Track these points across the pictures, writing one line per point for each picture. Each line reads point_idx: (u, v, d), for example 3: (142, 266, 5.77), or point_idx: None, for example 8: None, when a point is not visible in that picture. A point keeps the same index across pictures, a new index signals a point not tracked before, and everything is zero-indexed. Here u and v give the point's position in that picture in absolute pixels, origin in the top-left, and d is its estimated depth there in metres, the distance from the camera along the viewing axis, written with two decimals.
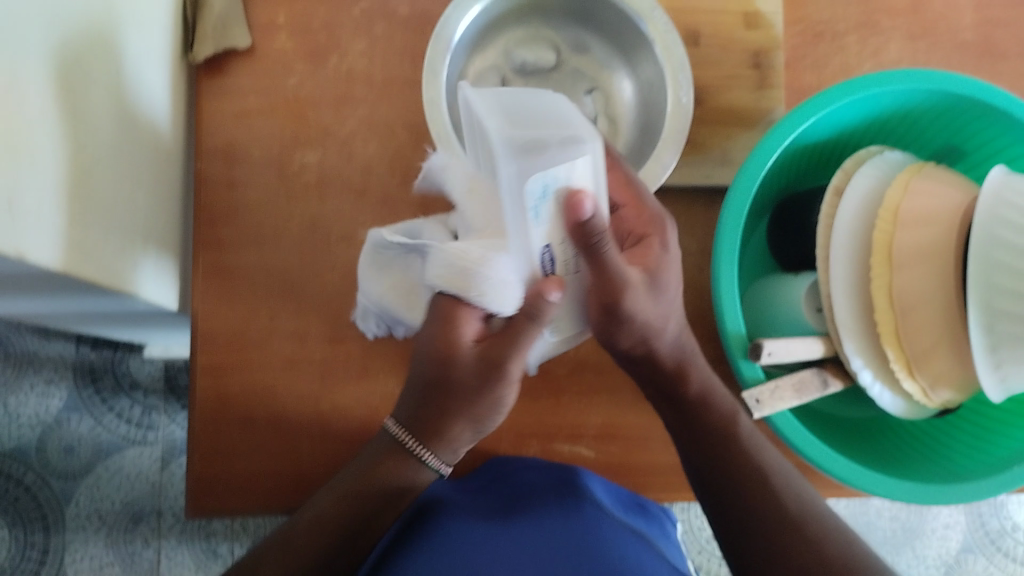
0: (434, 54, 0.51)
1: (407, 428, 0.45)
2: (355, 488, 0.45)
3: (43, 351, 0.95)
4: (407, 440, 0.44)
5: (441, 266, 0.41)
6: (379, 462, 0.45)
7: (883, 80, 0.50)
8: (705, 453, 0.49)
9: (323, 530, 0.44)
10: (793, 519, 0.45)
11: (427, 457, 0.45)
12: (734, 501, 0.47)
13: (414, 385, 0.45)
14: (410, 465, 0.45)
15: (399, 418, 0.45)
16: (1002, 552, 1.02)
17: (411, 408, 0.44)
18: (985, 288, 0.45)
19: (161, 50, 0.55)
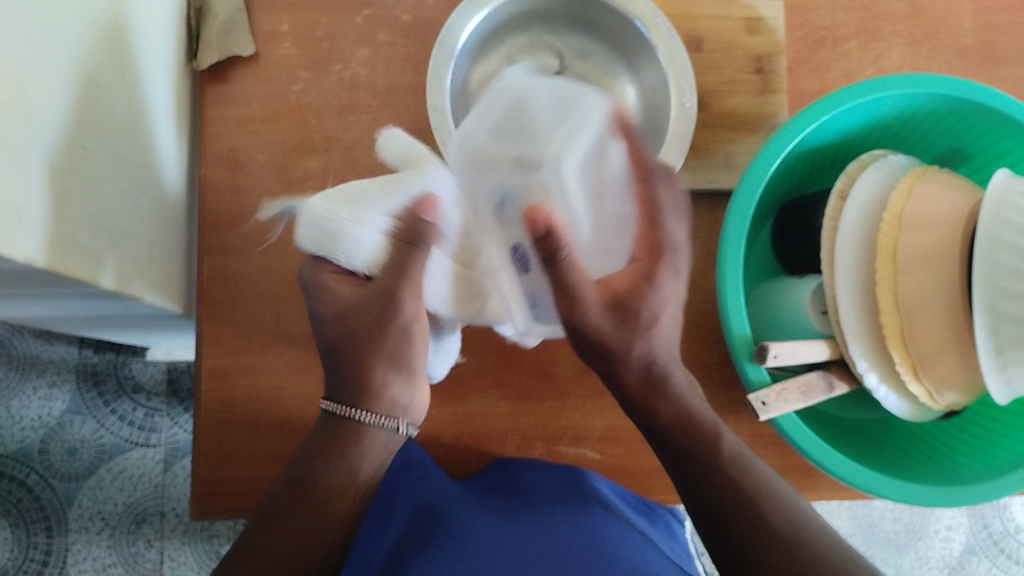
0: (439, 62, 0.52)
1: (337, 402, 0.43)
2: (309, 472, 0.42)
3: (45, 354, 0.94)
4: (347, 411, 0.43)
5: (307, 228, 0.42)
6: (326, 447, 0.42)
7: (886, 85, 0.50)
8: (686, 468, 0.44)
9: (282, 540, 0.40)
10: (785, 538, 0.40)
11: (363, 416, 0.42)
12: (722, 515, 0.41)
13: (328, 358, 0.44)
14: (354, 438, 0.42)
15: (332, 395, 0.43)
16: (1004, 554, 1.02)
17: (337, 380, 0.43)
18: (992, 291, 0.45)
19: (165, 57, 0.55)
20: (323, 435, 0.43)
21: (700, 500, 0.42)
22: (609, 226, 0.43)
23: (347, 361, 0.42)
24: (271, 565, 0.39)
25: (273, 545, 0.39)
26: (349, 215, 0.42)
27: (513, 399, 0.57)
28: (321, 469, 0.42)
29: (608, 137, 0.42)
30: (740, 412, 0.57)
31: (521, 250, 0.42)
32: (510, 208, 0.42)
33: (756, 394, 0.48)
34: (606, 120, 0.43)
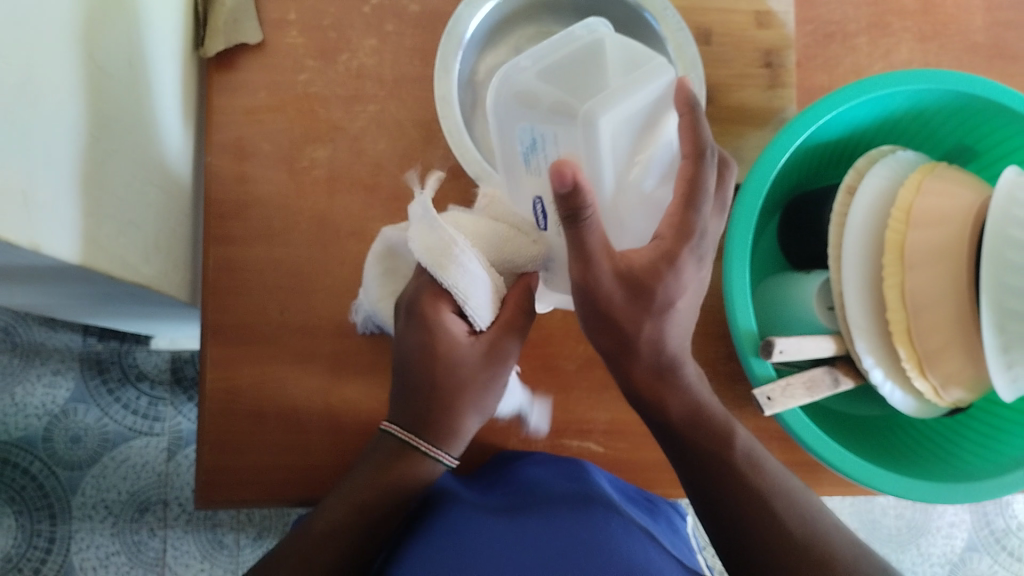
0: (446, 53, 0.51)
1: (410, 430, 0.45)
2: (371, 492, 0.45)
3: (49, 342, 0.94)
4: (415, 441, 0.45)
5: (439, 254, 0.42)
6: (389, 466, 0.46)
7: (896, 80, 0.50)
8: (696, 467, 0.44)
9: (332, 550, 0.44)
10: (797, 542, 0.42)
11: (440, 456, 0.45)
12: (734, 516, 0.43)
13: (403, 389, 0.46)
14: (420, 465, 0.45)
15: (400, 420, 0.46)
16: (1006, 551, 1.02)
17: (415, 413, 0.45)
18: (1000, 288, 0.45)
19: (172, 44, 0.55)
20: (387, 454, 0.46)
21: (714, 513, 0.43)
22: (642, 206, 0.38)
23: (423, 399, 0.45)
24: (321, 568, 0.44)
25: (318, 540, 0.45)
26: (474, 258, 0.42)
27: None
28: (383, 488, 0.45)
29: (665, 109, 0.36)
30: (745, 406, 0.57)
31: (542, 204, 0.41)
32: (539, 155, 0.38)
33: (760, 389, 0.48)
34: (665, 94, 0.35)
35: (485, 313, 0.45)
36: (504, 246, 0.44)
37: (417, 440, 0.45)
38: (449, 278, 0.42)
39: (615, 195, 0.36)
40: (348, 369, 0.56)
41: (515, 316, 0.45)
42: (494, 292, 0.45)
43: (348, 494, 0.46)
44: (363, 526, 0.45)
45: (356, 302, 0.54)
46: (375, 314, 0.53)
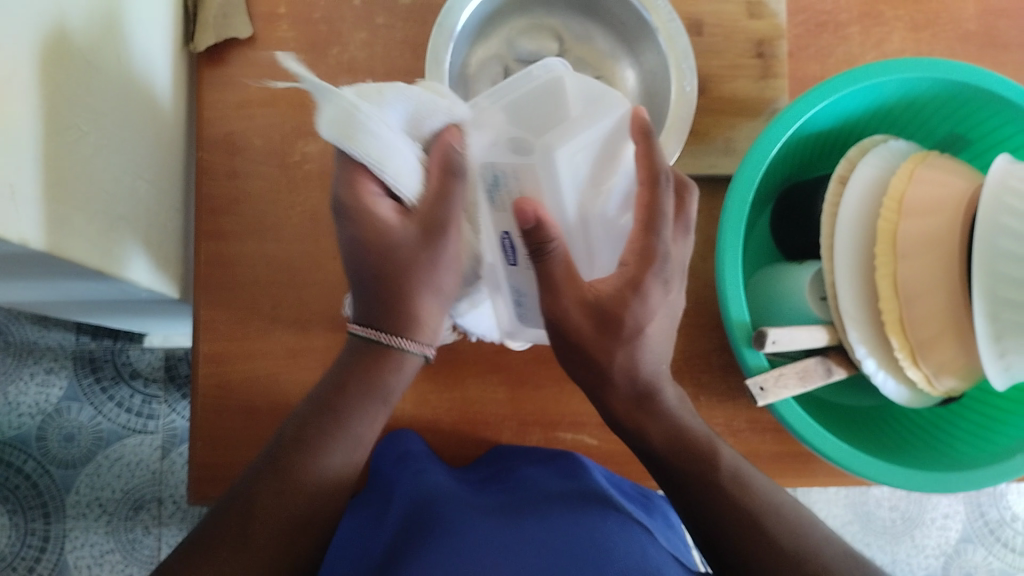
0: (437, 45, 0.51)
1: (371, 324, 0.43)
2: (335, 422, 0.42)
3: (42, 340, 0.94)
4: (381, 336, 0.42)
5: (340, 118, 0.37)
6: (358, 368, 0.43)
7: (888, 68, 0.50)
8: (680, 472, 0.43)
9: (308, 483, 0.40)
10: (783, 547, 0.40)
11: (404, 345, 0.42)
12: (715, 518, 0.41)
13: (355, 284, 0.43)
14: (391, 366, 0.43)
15: (362, 317, 0.43)
16: (1001, 543, 1.02)
17: (371, 306, 0.42)
18: (992, 276, 0.45)
19: (162, 39, 0.55)
20: (355, 361, 0.43)
21: (696, 514, 0.42)
22: (607, 235, 0.39)
23: (385, 294, 0.41)
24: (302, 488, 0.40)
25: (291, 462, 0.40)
26: (382, 123, 0.38)
27: (512, 385, 0.57)
28: (358, 393, 0.42)
29: (623, 138, 0.38)
30: (738, 397, 0.57)
31: (511, 240, 0.40)
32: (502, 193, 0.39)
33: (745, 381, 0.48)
34: (618, 127, 0.37)
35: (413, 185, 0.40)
36: (422, 120, 0.39)
37: (383, 335, 0.42)
38: (359, 150, 0.37)
39: (578, 224, 0.38)
40: None
41: (443, 180, 0.39)
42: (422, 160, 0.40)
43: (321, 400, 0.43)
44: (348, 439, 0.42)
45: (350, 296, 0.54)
46: None
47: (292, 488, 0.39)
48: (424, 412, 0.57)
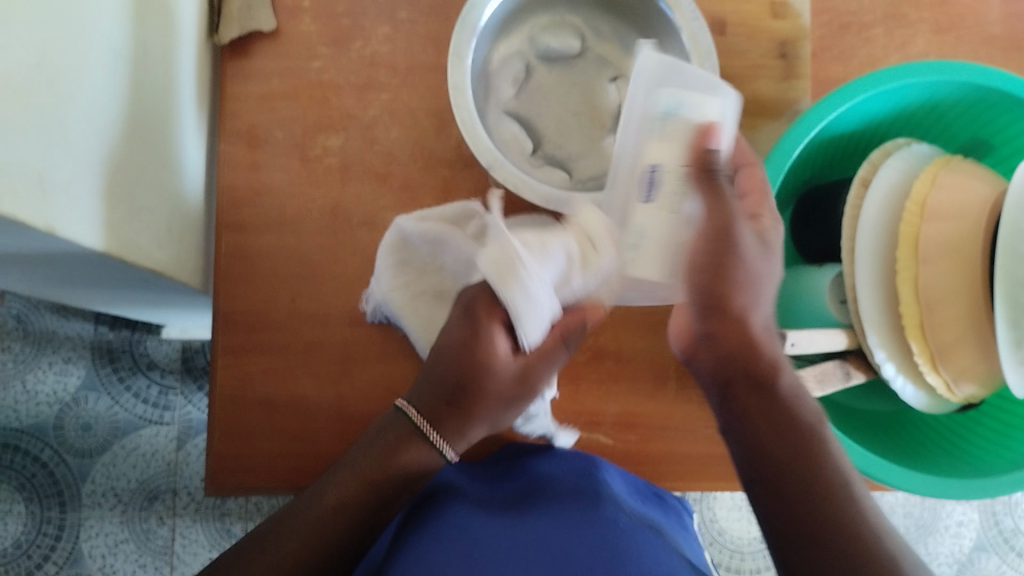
0: (460, 40, 0.51)
1: (427, 418, 0.47)
2: (379, 477, 0.46)
3: (61, 330, 0.95)
4: (426, 429, 0.47)
5: (504, 267, 0.42)
6: (398, 448, 0.47)
7: (913, 71, 0.49)
8: (777, 441, 0.41)
9: (341, 516, 0.45)
10: (862, 535, 0.37)
11: (444, 450, 0.48)
12: (801, 500, 0.38)
13: (433, 378, 0.48)
14: (417, 451, 0.47)
15: (418, 404, 0.48)
16: (1015, 552, 1.02)
17: (436, 401, 0.47)
18: (1015, 282, 0.44)
19: (187, 30, 0.55)
20: (394, 440, 0.47)
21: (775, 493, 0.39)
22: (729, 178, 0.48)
23: (452, 398, 0.47)
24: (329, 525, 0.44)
25: (325, 505, 0.45)
26: (540, 282, 0.42)
27: None
28: (388, 466, 0.46)
29: None
30: None
31: (658, 172, 0.45)
32: (671, 124, 0.46)
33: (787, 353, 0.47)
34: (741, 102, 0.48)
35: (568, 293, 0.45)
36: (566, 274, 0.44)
37: (429, 431, 0.47)
38: (511, 297, 0.42)
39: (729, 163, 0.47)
40: (357, 358, 0.56)
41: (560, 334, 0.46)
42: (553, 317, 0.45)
43: (350, 465, 0.47)
44: (371, 494, 0.46)
45: (368, 291, 0.55)
46: (386, 305, 0.54)
47: (321, 523, 0.44)
48: None
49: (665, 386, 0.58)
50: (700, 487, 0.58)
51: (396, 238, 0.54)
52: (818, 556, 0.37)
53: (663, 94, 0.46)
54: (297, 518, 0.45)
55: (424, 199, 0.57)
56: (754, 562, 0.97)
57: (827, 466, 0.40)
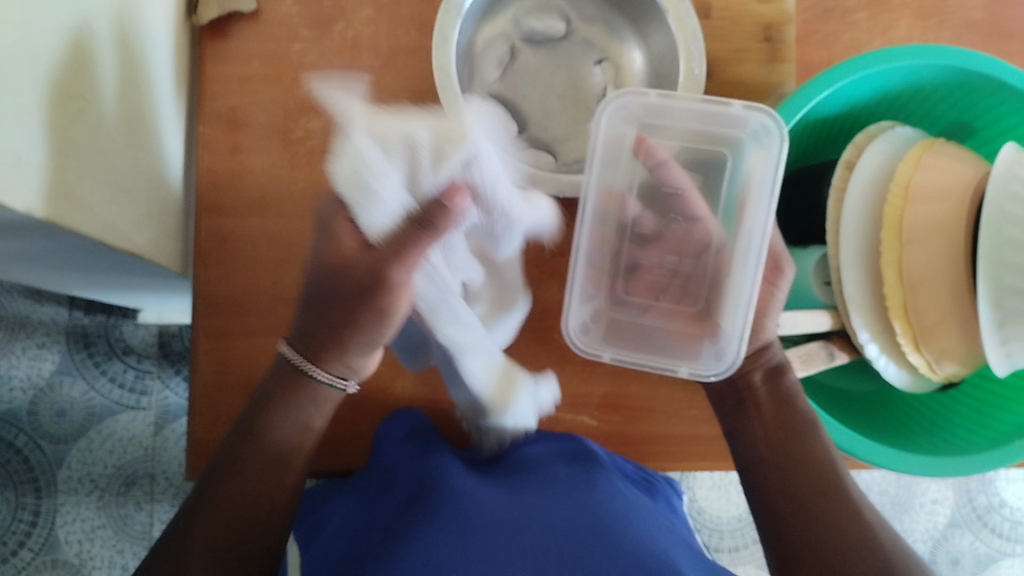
0: (445, 21, 0.50)
1: (300, 350, 0.44)
2: (264, 421, 0.44)
3: (34, 315, 0.94)
4: (312, 369, 0.44)
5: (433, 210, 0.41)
6: (290, 387, 0.45)
7: (897, 55, 0.49)
8: (773, 429, 0.47)
9: (244, 478, 0.43)
10: (833, 495, 0.44)
11: (314, 373, 0.44)
12: (783, 472, 0.46)
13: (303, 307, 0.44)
14: (308, 393, 0.45)
15: (295, 341, 0.44)
16: (988, 528, 1.04)
17: (308, 335, 0.44)
18: (997, 262, 0.45)
19: (164, 10, 0.54)
20: (289, 392, 0.45)
21: (754, 470, 0.47)
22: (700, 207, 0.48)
23: (340, 303, 0.42)
24: (252, 487, 0.43)
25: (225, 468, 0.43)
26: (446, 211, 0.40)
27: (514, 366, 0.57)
28: (287, 412, 0.45)
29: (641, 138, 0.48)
30: None
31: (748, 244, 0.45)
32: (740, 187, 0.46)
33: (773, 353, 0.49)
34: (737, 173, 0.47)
35: (725, 368, 0.45)
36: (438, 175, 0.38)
37: (308, 366, 0.44)
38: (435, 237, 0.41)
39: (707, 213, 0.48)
40: None
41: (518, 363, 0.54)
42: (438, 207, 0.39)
43: (243, 425, 0.45)
44: (272, 456, 0.44)
45: None
46: None
47: (248, 493, 0.42)
48: (425, 392, 0.57)
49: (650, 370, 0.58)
50: (682, 467, 0.59)
51: None
52: (804, 515, 0.44)
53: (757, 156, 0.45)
54: (224, 480, 0.43)
55: None
56: (733, 540, 0.98)
57: (815, 441, 0.46)
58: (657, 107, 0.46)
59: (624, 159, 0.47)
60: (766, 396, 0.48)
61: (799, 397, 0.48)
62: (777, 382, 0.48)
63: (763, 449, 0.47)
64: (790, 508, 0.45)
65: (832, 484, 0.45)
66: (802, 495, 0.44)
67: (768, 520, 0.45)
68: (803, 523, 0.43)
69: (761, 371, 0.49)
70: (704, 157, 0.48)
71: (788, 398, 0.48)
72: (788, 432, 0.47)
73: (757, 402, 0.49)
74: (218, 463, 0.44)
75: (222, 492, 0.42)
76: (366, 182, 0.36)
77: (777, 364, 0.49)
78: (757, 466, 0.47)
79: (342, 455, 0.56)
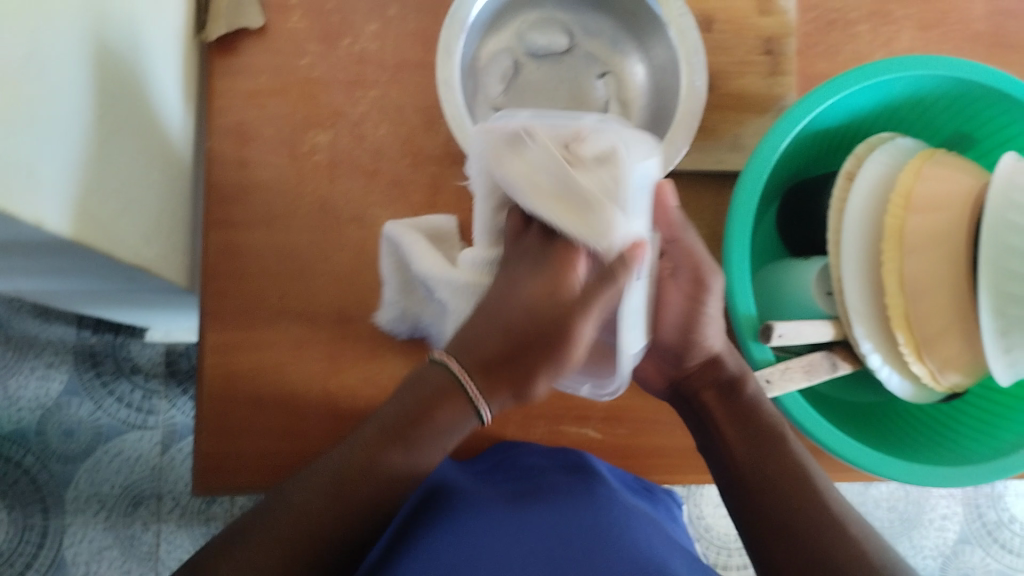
0: (449, 34, 0.51)
1: (469, 370, 0.41)
2: (413, 437, 0.41)
3: (43, 334, 0.95)
4: (467, 385, 0.41)
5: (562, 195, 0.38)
6: (435, 401, 0.41)
7: (896, 66, 0.50)
8: (750, 440, 0.48)
9: (372, 487, 0.40)
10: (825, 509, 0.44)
11: (482, 408, 0.42)
12: (764, 481, 0.46)
13: (483, 318, 0.42)
14: (453, 410, 0.41)
15: (461, 356, 0.42)
16: (998, 544, 1.03)
17: (479, 351, 0.41)
18: (998, 271, 0.45)
19: (173, 27, 0.55)
20: (437, 396, 0.41)
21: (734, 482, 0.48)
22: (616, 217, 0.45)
23: (525, 350, 0.41)
24: (354, 513, 0.40)
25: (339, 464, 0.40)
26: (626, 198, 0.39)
27: None
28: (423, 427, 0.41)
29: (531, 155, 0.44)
30: None
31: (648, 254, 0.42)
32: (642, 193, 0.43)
33: (731, 365, 0.51)
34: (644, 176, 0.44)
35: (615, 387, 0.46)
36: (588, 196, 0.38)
37: (471, 387, 0.41)
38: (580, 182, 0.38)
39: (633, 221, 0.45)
40: (350, 354, 0.56)
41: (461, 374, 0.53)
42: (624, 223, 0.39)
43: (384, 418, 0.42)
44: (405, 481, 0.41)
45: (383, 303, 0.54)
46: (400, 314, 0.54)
47: (348, 500, 0.40)
48: None
49: None
50: (690, 480, 0.59)
51: (389, 245, 0.55)
52: (794, 526, 0.44)
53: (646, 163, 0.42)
54: (314, 485, 0.40)
55: (414, 196, 0.57)
56: (741, 557, 0.97)
57: (788, 450, 0.47)
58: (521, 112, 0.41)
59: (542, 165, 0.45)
60: (727, 408, 0.50)
61: (763, 403, 0.50)
62: (735, 393, 0.50)
63: (735, 454, 0.49)
64: (778, 526, 0.44)
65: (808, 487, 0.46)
66: (782, 500, 0.45)
67: (749, 528, 0.46)
68: (798, 537, 0.43)
69: (715, 386, 0.51)
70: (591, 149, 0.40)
71: (754, 406, 0.50)
72: (763, 441, 0.48)
73: (715, 413, 0.51)
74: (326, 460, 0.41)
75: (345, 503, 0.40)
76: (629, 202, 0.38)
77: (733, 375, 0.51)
78: (730, 475, 0.48)
79: None
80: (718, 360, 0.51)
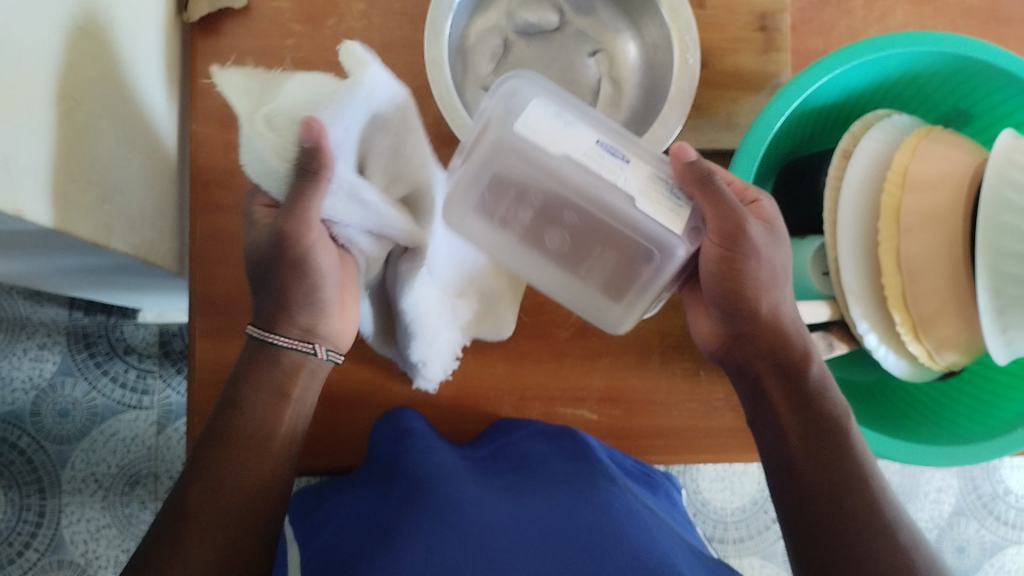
0: (437, 14, 0.50)
1: (269, 329, 0.43)
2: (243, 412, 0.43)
3: (35, 316, 0.93)
4: (274, 338, 0.43)
5: (550, 111, 0.37)
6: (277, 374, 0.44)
7: (893, 42, 0.49)
8: (811, 430, 0.44)
9: (259, 466, 0.42)
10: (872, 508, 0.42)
11: (319, 350, 0.45)
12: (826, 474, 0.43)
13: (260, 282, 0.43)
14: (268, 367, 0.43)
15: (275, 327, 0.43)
16: (993, 516, 1.03)
17: (274, 307, 0.43)
18: (996, 250, 0.45)
19: (154, 7, 0.54)
20: (280, 378, 0.44)
21: (784, 479, 0.44)
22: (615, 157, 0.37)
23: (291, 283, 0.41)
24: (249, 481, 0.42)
25: (235, 445, 0.42)
26: (550, 129, 0.36)
27: (509, 362, 0.57)
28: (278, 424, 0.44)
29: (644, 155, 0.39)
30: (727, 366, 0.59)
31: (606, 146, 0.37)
32: (667, 184, 0.38)
33: (800, 342, 0.45)
34: (660, 232, 0.37)
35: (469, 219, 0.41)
36: (537, 125, 0.36)
37: (276, 337, 0.43)
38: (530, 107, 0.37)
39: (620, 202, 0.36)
40: None
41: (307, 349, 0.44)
42: (535, 111, 0.36)
43: (244, 405, 0.43)
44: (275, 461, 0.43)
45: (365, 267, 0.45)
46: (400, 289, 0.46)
47: (252, 471, 0.42)
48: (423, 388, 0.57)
49: (649, 363, 0.58)
50: (685, 460, 0.59)
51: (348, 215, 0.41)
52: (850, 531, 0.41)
53: (676, 191, 0.38)
54: (215, 466, 0.41)
55: None
56: (738, 532, 0.98)
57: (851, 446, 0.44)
58: (661, 172, 0.39)
59: (329, 83, 0.37)
60: (784, 394, 0.45)
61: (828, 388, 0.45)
62: (800, 379, 0.45)
63: (792, 446, 0.44)
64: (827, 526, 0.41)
65: (856, 474, 0.42)
66: (841, 506, 0.42)
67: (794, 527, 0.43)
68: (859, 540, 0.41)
69: (770, 364, 0.45)
70: (657, 177, 0.38)
71: (816, 395, 0.44)
72: (820, 433, 0.44)
73: (773, 398, 0.45)
74: (206, 452, 0.42)
75: (232, 482, 0.41)
76: (538, 119, 0.36)
77: (785, 341, 0.45)
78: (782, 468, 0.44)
79: (344, 446, 0.56)
80: (787, 332, 0.45)
